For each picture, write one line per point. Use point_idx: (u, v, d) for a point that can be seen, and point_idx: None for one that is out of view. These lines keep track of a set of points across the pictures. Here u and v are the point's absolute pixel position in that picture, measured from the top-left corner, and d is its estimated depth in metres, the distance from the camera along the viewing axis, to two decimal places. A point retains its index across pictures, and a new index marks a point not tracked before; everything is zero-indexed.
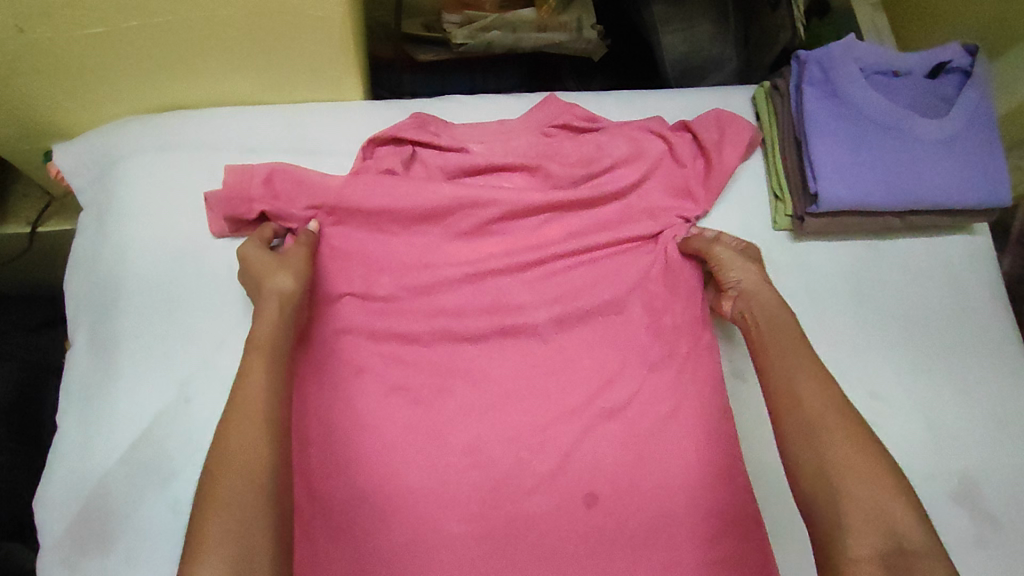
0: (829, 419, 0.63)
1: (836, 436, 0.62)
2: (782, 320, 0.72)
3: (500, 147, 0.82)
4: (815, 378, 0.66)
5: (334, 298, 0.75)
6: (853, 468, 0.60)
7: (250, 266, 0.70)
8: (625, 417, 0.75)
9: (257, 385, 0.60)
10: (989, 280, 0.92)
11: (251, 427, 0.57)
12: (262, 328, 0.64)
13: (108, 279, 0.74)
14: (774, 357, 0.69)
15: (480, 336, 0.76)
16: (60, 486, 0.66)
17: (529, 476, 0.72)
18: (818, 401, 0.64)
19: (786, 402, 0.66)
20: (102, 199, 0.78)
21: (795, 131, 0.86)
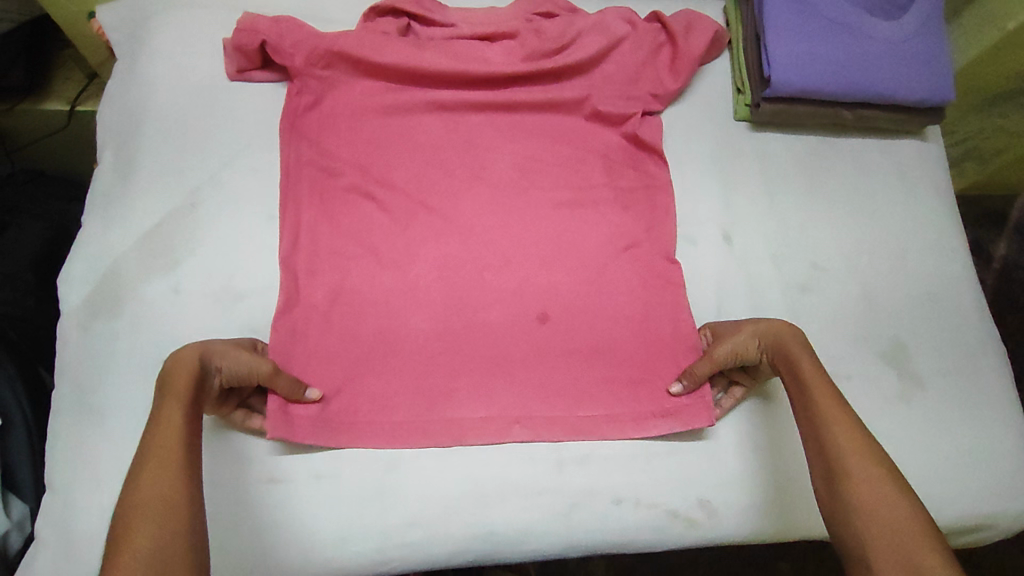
0: (858, 461, 0.63)
1: (858, 474, 0.62)
2: (805, 361, 0.71)
3: (486, 24, 0.92)
4: (847, 420, 0.66)
5: (328, 137, 0.84)
6: (881, 510, 0.59)
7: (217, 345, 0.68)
8: (580, 256, 0.85)
9: (174, 428, 0.59)
10: (938, 181, 0.99)
11: (168, 470, 0.56)
12: (177, 382, 0.62)
13: (131, 108, 0.84)
14: (797, 405, 0.70)
15: (456, 179, 0.86)
16: (81, 265, 0.76)
17: (490, 296, 0.82)
18: (842, 438, 0.65)
19: (814, 449, 0.67)
20: (134, 46, 0.88)
21: (756, 26, 0.94)
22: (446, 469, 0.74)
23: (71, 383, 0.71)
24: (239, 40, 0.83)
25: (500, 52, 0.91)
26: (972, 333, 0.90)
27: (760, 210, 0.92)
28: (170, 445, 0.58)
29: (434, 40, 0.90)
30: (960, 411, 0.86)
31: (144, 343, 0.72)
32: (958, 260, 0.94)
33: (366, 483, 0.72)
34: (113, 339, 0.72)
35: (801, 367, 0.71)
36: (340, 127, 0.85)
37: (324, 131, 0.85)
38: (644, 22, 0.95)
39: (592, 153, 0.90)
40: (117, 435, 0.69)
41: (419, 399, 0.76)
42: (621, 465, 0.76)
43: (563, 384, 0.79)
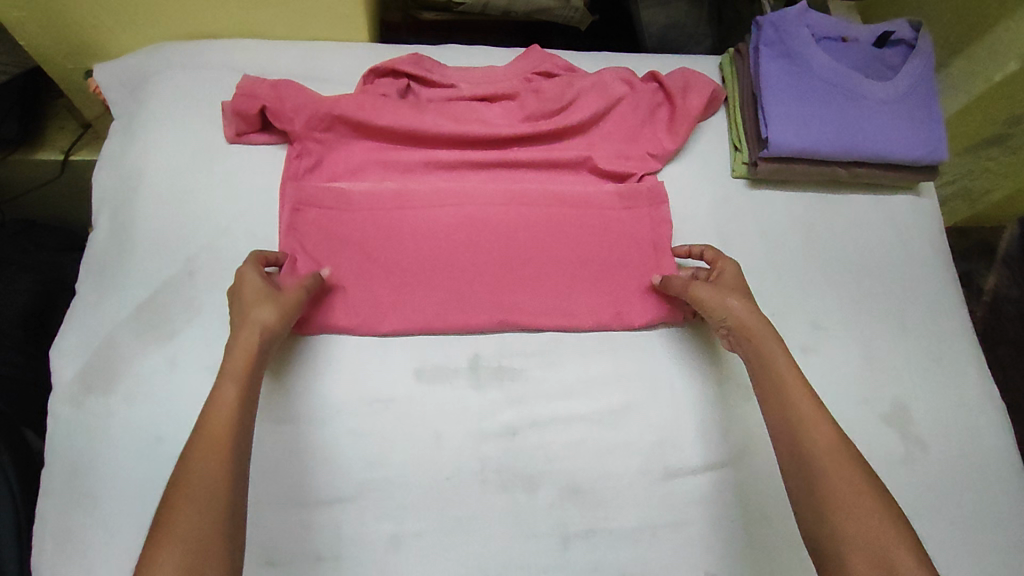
0: (834, 457, 0.64)
1: (838, 471, 0.62)
2: (768, 339, 0.73)
3: (485, 84, 0.92)
4: (819, 415, 0.67)
5: (329, 190, 0.82)
6: (855, 503, 0.60)
7: (243, 304, 0.69)
8: (590, 319, 0.83)
9: (229, 401, 0.61)
10: (933, 235, 0.99)
11: (219, 442, 0.58)
12: (237, 357, 0.64)
13: (129, 171, 0.83)
14: (767, 396, 0.71)
15: (458, 239, 0.83)
16: (76, 335, 0.74)
17: (494, 357, 0.80)
18: (819, 433, 0.66)
19: (784, 440, 0.68)
20: (132, 107, 0.88)
21: (752, 86, 0.95)
22: (446, 546, 0.71)
23: (63, 463, 0.69)
24: (239, 104, 0.83)
25: (500, 112, 0.91)
26: (972, 390, 0.90)
27: (759, 269, 0.92)
28: (222, 419, 0.60)
29: (432, 99, 0.90)
30: (962, 471, 0.85)
31: (138, 419, 0.70)
32: (955, 316, 0.94)
33: (366, 563, 0.70)
34: (106, 415, 0.70)
35: (769, 355, 0.72)
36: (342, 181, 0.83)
37: (323, 185, 0.82)
38: (642, 82, 0.97)
39: (597, 204, 0.88)
40: (110, 518, 0.67)
41: (421, 470, 0.74)
42: (625, 539, 0.75)
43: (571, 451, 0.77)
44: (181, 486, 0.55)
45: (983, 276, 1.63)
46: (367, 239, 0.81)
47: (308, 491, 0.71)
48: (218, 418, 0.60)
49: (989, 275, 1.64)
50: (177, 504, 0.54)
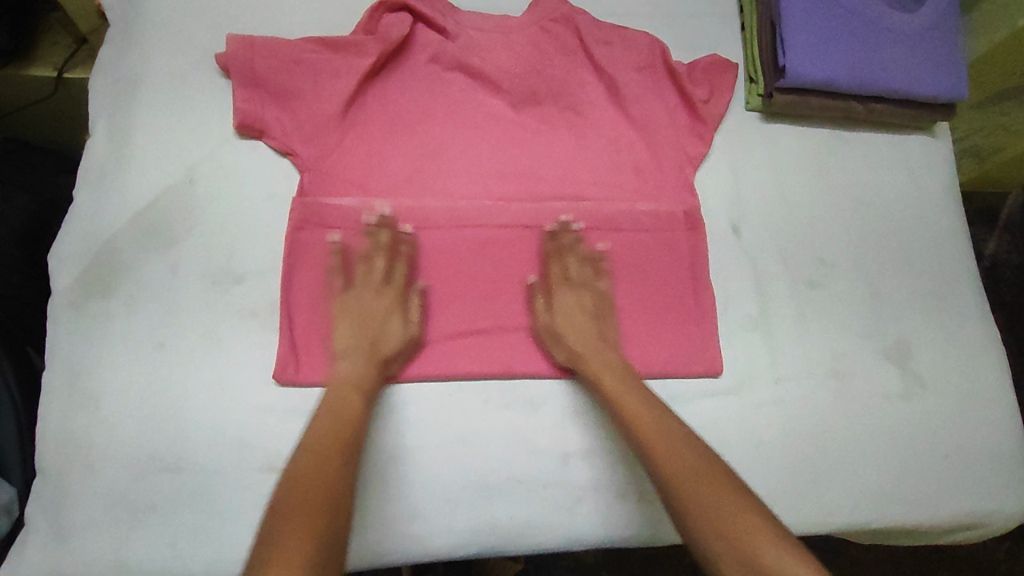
0: (693, 475, 0.62)
1: (694, 487, 0.61)
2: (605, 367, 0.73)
3: (498, 36, 0.88)
4: (675, 433, 0.66)
5: (336, 208, 0.77)
6: (716, 515, 0.58)
7: (373, 332, 0.72)
8: (613, 288, 0.82)
9: (331, 414, 0.65)
10: (944, 177, 0.98)
11: (332, 461, 0.61)
12: (344, 365, 0.70)
13: (128, 77, 0.80)
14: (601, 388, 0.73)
15: (484, 207, 0.81)
16: (73, 240, 0.72)
17: (518, 326, 0.77)
18: (678, 456, 0.64)
19: (657, 450, 0.65)
20: (129, 12, 0.84)
21: (771, 14, 0.92)
22: (449, 458, 0.72)
23: (63, 366, 0.68)
24: (237, 56, 0.78)
25: (518, 67, 0.87)
26: (972, 332, 0.90)
27: (768, 203, 0.90)
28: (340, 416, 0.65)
29: (452, 109, 0.84)
30: (956, 410, 0.85)
31: (138, 327, 0.69)
32: (963, 259, 0.93)
33: (367, 475, 0.70)
34: (108, 321, 0.69)
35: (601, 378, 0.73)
36: (349, 197, 0.77)
37: (326, 202, 0.77)
38: (667, 51, 0.91)
39: (629, 224, 0.84)
40: (113, 420, 0.66)
41: (426, 385, 0.74)
42: (625, 459, 0.75)
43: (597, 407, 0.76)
44: (292, 503, 0.56)
45: (983, 240, 1.62)
46: (374, 265, 0.76)
47: (315, 400, 0.71)
48: (320, 445, 0.62)
49: (992, 241, 1.62)
50: (286, 515, 0.55)
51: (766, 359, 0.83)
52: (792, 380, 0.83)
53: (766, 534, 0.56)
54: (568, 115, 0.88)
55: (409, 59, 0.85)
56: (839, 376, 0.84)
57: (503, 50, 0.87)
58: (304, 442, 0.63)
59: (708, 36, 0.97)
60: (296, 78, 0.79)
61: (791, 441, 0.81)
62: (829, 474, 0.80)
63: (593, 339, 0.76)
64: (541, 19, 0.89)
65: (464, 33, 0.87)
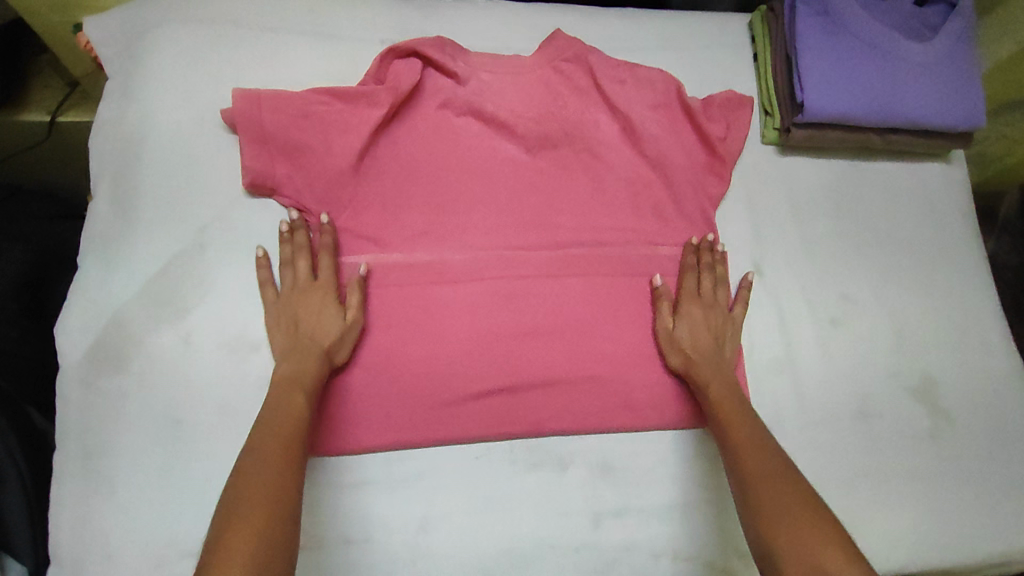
0: (780, 480, 0.59)
1: (760, 462, 0.62)
2: (710, 367, 0.75)
3: (509, 79, 0.86)
4: (759, 434, 0.66)
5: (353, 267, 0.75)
6: (797, 514, 0.55)
7: (309, 327, 0.69)
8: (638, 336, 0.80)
9: (275, 405, 0.61)
10: (962, 206, 0.97)
11: (276, 445, 0.56)
12: (284, 364, 0.66)
13: (130, 138, 0.78)
14: (710, 386, 0.73)
15: (502, 258, 0.78)
16: (80, 312, 0.69)
17: (543, 382, 0.75)
18: (763, 463, 0.61)
19: (744, 435, 0.66)
20: (129, 66, 0.82)
21: (786, 48, 0.90)
22: (478, 525, 0.70)
23: (76, 447, 0.65)
24: (245, 113, 0.76)
25: (531, 110, 0.85)
26: (995, 364, 0.89)
27: (787, 241, 0.89)
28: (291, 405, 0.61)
29: (465, 156, 0.82)
30: (986, 445, 0.84)
31: (151, 402, 0.67)
32: (984, 290, 0.92)
33: (394, 549, 0.68)
34: (120, 398, 0.66)
35: (706, 385, 0.73)
36: (364, 254, 0.76)
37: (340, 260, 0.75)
38: (680, 90, 0.90)
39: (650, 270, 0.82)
40: (130, 503, 0.64)
41: (451, 448, 0.72)
42: (657, 517, 0.73)
43: (625, 464, 0.75)
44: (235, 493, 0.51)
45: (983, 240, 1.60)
46: (392, 324, 0.74)
47: (337, 470, 0.70)
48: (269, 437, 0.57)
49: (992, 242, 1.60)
50: (226, 502, 0.50)
51: (794, 404, 0.82)
52: (819, 423, 0.82)
53: (833, 524, 0.54)
54: (583, 157, 0.86)
55: (419, 106, 0.83)
56: (866, 417, 0.83)
57: (515, 93, 0.85)
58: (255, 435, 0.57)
59: (721, 68, 0.95)
60: (306, 132, 0.77)
61: (823, 488, 0.79)
62: (864, 519, 0.79)
63: (709, 345, 0.77)
64: (552, 59, 0.88)
65: (474, 76, 0.85)
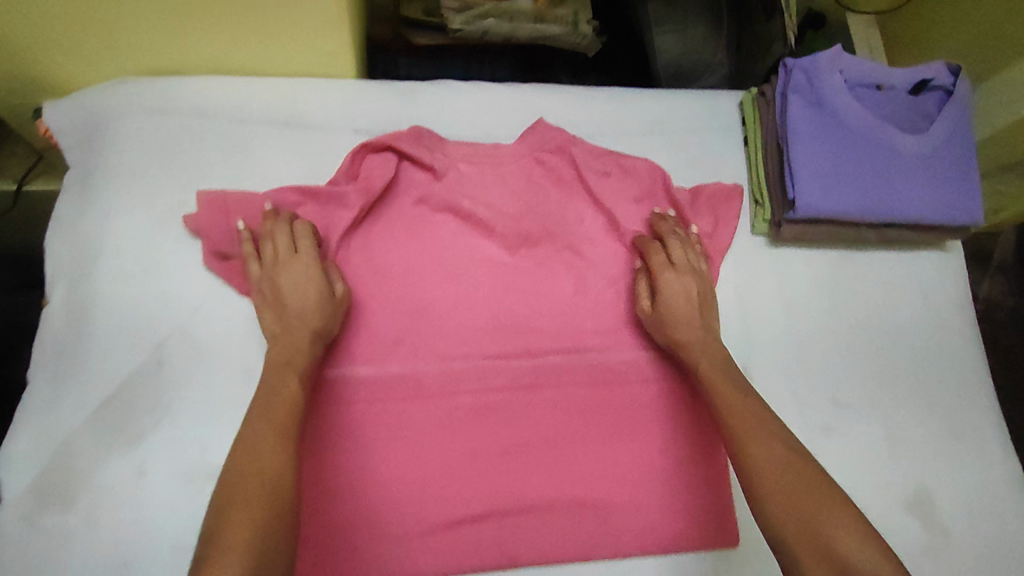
0: (791, 480, 0.60)
1: (757, 443, 0.64)
2: (699, 346, 0.75)
3: (490, 172, 0.82)
4: (751, 407, 0.68)
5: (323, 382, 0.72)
6: (800, 508, 0.59)
7: (292, 301, 0.69)
8: (620, 450, 0.76)
9: (268, 396, 0.64)
10: (957, 298, 0.94)
11: (270, 441, 0.59)
12: (274, 348, 0.68)
13: (89, 242, 0.75)
14: (699, 361, 0.74)
15: (479, 370, 0.76)
16: (30, 440, 0.67)
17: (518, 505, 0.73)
18: (760, 438, 0.65)
19: (741, 414, 0.67)
20: (91, 161, 0.78)
21: (778, 138, 0.86)
22: None
23: None
24: (211, 219, 0.73)
25: (511, 206, 0.82)
26: (992, 469, 0.86)
27: (778, 340, 0.86)
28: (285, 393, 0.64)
29: (441, 256, 0.79)
30: (986, 561, 0.81)
31: (97, 541, 0.64)
32: (980, 389, 0.89)
33: None
34: (63, 538, 0.64)
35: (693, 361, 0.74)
36: (337, 365, 0.73)
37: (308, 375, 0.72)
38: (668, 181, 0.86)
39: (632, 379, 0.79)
40: None
41: None
42: None
43: None
44: (234, 509, 0.54)
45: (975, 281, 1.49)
46: (365, 443, 0.71)
47: None
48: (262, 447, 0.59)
49: (986, 282, 1.49)
50: (231, 511, 0.54)
51: None
52: None
53: (839, 510, 0.58)
54: (565, 255, 0.82)
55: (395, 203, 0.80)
56: None
57: (496, 186, 0.82)
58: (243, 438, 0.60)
59: (711, 152, 0.92)
60: None
61: None
62: None
63: (697, 323, 0.76)
64: (534, 150, 0.84)
65: (452, 169, 0.81)
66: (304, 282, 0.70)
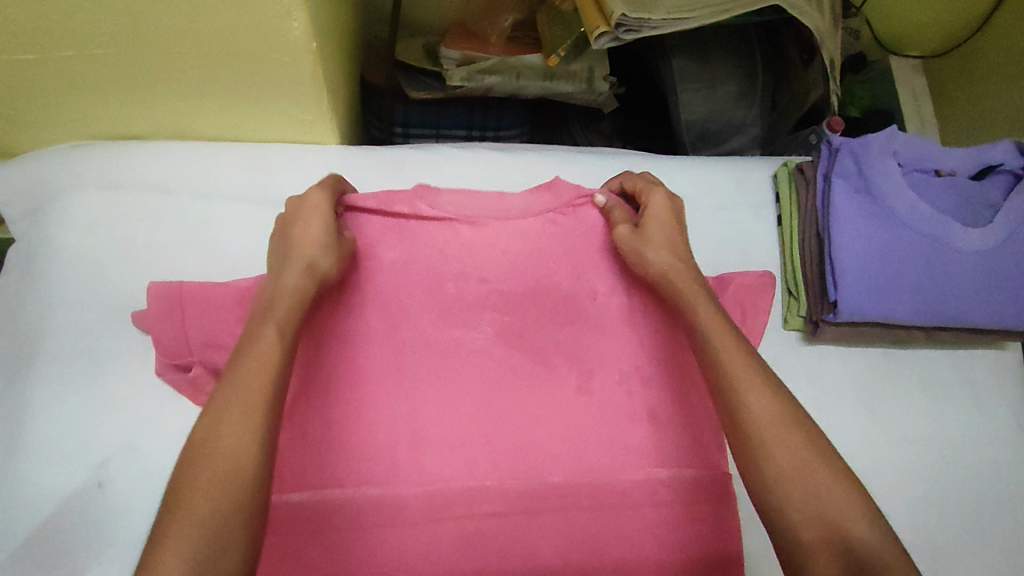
0: (799, 458, 0.50)
1: (763, 409, 0.53)
2: (687, 271, 0.65)
3: (488, 256, 0.72)
4: (752, 358, 0.56)
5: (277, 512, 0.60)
6: (804, 471, 0.50)
7: (299, 238, 0.59)
8: None
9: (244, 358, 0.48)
10: (1015, 405, 0.82)
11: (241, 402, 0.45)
12: (284, 280, 0.55)
13: (25, 333, 0.66)
14: (703, 304, 0.62)
15: (466, 495, 0.64)
16: None
17: None
18: (762, 385, 0.54)
19: (738, 373, 0.55)
20: (34, 237, 0.69)
21: (818, 227, 0.77)
22: None
23: None
24: (164, 313, 0.63)
25: (511, 295, 0.72)
26: None
27: None
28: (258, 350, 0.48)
29: (424, 357, 0.68)
30: None
31: None
32: None
33: None
34: None
35: (693, 302, 0.62)
36: (305, 488, 0.61)
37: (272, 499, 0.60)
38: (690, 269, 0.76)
39: (649, 507, 0.66)
40: None
41: None
42: None
43: None
44: (182, 515, 0.40)
45: None
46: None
47: None
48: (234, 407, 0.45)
49: None
50: (184, 490, 0.41)
51: None
52: None
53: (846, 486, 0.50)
54: (569, 354, 0.70)
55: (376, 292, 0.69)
56: None
57: (492, 272, 0.72)
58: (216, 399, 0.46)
59: (739, 231, 0.81)
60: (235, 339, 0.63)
61: None
62: None
63: (682, 250, 0.68)
64: (540, 230, 0.74)
65: (438, 254, 0.72)
66: (316, 220, 0.60)
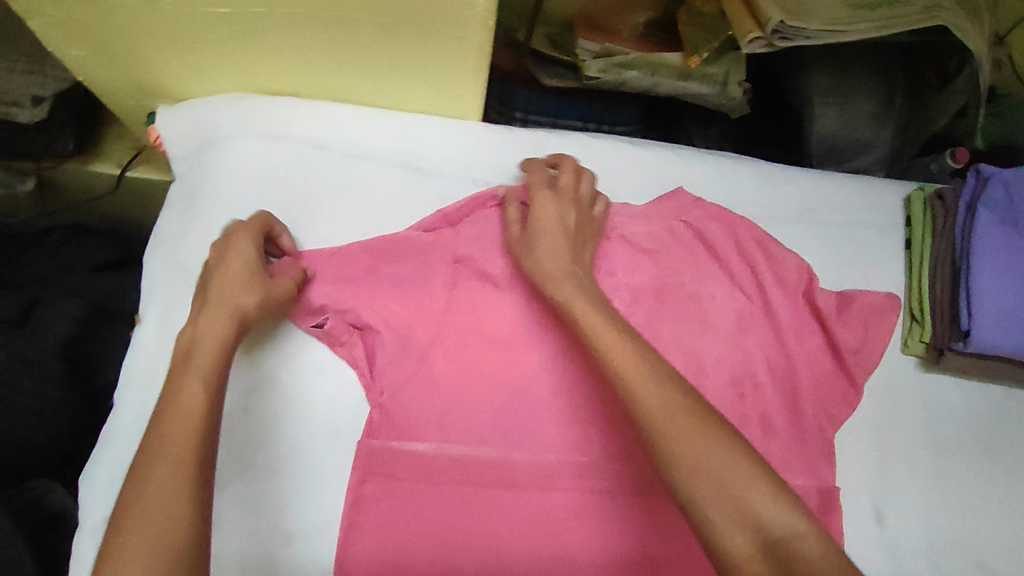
0: (692, 440, 0.45)
1: (665, 414, 0.47)
2: (550, 259, 0.63)
3: (619, 247, 0.74)
4: (640, 355, 0.51)
5: (401, 458, 0.65)
6: (705, 464, 0.44)
7: (219, 289, 0.58)
8: None
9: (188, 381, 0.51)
10: None
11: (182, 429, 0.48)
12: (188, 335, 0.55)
13: (185, 263, 0.71)
14: (576, 312, 0.57)
15: (574, 469, 0.67)
16: (106, 471, 0.64)
17: None
18: (647, 383, 0.49)
19: (632, 376, 0.49)
20: (197, 176, 0.75)
21: (954, 254, 0.75)
22: None
23: None
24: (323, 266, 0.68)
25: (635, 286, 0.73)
26: None
27: (918, 481, 0.73)
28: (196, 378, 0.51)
29: (547, 336, 0.70)
30: None
31: None
32: None
33: None
34: None
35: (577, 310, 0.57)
36: (428, 440, 0.65)
37: (397, 448, 0.65)
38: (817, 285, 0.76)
39: None
40: None
41: None
42: None
43: None
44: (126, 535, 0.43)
45: None
46: (444, 530, 0.63)
47: None
48: (178, 421, 0.48)
49: None
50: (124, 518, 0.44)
51: None
52: None
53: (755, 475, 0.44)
54: (681, 352, 0.72)
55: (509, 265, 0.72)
56: None
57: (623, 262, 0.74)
58: (161, 418, 0.48)
59: (866, 250, 0.80)
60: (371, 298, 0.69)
61: None
62: None
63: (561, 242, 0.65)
64: (668, 223, 0.76)
65: None
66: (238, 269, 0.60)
